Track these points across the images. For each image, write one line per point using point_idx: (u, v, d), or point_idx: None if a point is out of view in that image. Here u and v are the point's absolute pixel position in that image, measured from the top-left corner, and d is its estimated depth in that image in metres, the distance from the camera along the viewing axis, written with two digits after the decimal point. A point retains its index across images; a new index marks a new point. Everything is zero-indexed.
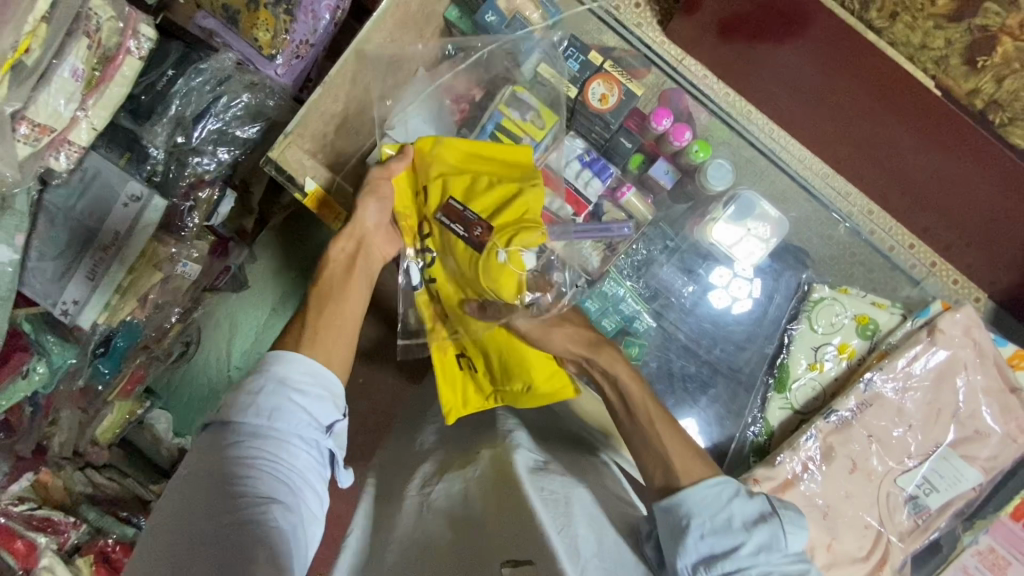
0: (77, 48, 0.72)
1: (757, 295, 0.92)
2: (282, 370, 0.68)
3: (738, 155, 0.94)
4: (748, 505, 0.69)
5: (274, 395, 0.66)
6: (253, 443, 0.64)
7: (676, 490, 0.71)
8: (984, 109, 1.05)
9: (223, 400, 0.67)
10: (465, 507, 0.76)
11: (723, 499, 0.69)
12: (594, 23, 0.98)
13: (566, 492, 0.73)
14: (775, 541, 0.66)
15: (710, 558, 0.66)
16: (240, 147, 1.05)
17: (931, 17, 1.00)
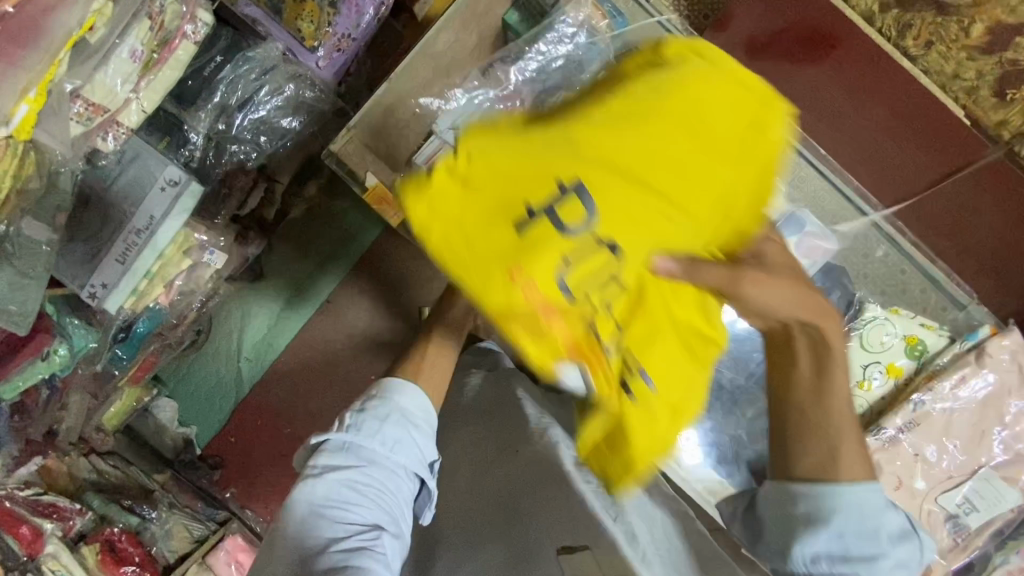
0: (139, 30, 0.72)
1: None
2: (403, 401, 0.71)
3: (793, 173, 0.95)
4: (884, 503, 0.61)
5: (397, 426, 0.69)
6: (367, 470, 0.65)
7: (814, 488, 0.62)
8: (1011, 140, 1.13)
9: (344, 419, 0.69)
10: (503, 505, 0.76)
11: (865, 495, 0.61)
12: (660, 38, 0.96)
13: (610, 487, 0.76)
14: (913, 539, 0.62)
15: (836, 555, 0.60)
16: (281, 135, 1.07)
17: (965, 48, 1.09)
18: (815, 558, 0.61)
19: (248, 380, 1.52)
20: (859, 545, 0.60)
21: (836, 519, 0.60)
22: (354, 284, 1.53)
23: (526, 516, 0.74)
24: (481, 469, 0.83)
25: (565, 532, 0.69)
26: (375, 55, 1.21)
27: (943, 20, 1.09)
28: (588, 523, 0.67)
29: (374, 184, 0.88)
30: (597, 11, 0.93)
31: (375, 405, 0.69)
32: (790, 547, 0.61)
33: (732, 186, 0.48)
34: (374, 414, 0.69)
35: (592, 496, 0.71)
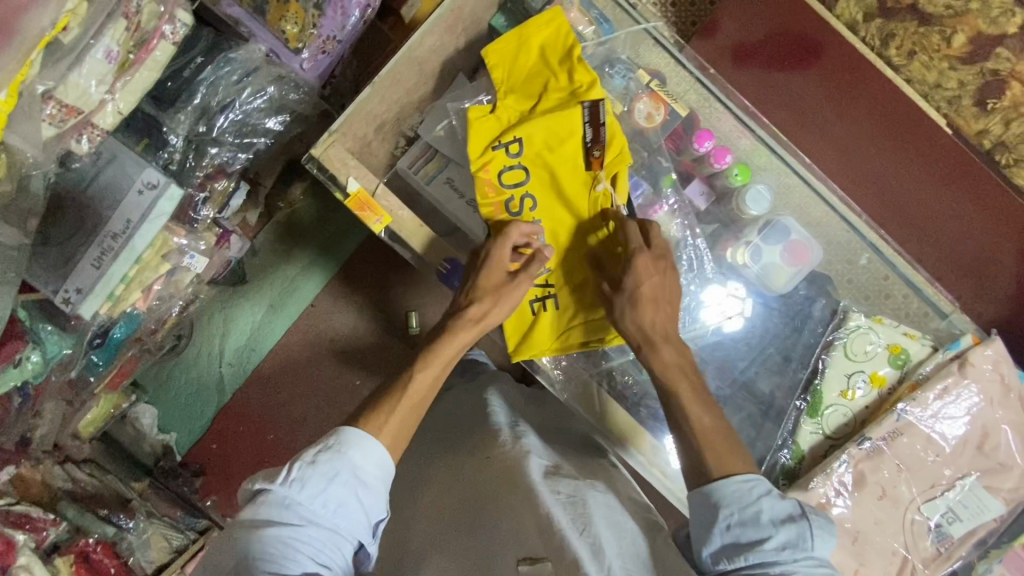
0: (115, 30, 0.70)
1: (760, 316, 0.94)
2: (356, 457, 0.63)
3: (779, 181, 0.95)
4: (777, 502, 0.64)
5: (344, 486, 0.62)
6: (305, 529, 0.60)
7: (704, 484, 0.67)
8: (992, 149, 1.14)
9: (289, 470, 0.61)
10: (477, 512, 0.74)
11: (755, 493, 0.65)
12: (647, 45, 0.96)
13: (582, 493, 0.72)
14: (801, 540, 0.61)
15: (733, 548, 0.63)
16: (263, 137, 1.06)
17: (945, 58, 1.11)
18: (719, 561, 0.64)
19: (230, 386, 1.49)
20: (758, 547, 0.62)
21: (733, 522, 0.64)
22: (337, 289, 1.51)
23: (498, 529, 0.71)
24: (453, 477, 0.81)
25: (535, 539, 0.68)
26: (361, 58, 1.20)
27: (925, 31, 1.12)
28: (554, 535, 0.66)
29: (356, 190, 0.81)
30: (583, 18, 0.93)
31: (323, 460, 0.62)
32: (698, 550, 0.65)
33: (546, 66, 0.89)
34: (322, 474, 0.61)
35: (559, 508, 0.69)
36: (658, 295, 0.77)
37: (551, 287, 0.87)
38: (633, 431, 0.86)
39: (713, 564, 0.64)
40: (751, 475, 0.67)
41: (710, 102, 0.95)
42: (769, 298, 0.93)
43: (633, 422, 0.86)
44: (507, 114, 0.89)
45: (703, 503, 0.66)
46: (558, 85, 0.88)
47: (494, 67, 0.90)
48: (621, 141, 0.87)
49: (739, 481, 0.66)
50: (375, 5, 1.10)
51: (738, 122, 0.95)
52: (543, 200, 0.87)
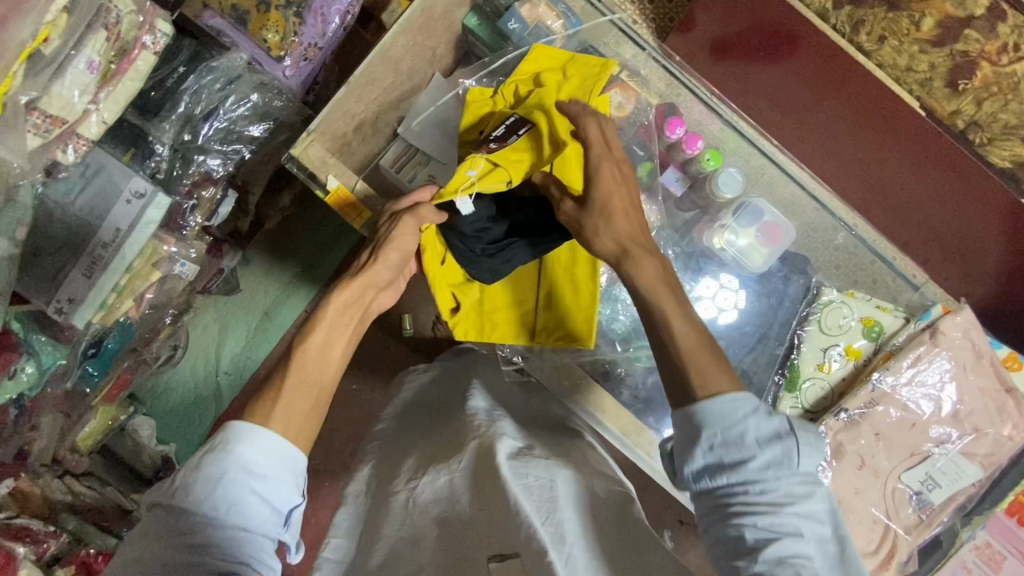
0: (96, 40, 0.72)
1: (743, 306, 0.94)
2: (246, 453, 0.60)
3: (749, 164, 0.97)
4: (764, 420, 0.61)
5: (234, 485, 0.58)
6: (208, 533, 0.57)
7: (691, 400, 0.64)
8: (965, 128, 1.12)
9: (175, 478, 0.59)
10: (454, 500, 0.74)
11: (740, 412, 0.61)
12: (614, 37, 0.97)
13: (551, 475, 0.72)
14: (787, 459, 0.60)
15: (715, 468, 0.61)
16: (248, 144, 1.07)
17: (915, 41, 1.07)
18: (702, 479, 0.62)
19: (227, 394, 1.50)
20: (742, 470, 0.60)
21: (715, 443, 0.61)
22: (326, 292, 1.52)
23: (476, 516, 0.71)
24: (425, 462, 0.80)
25: (498, 533, 0.68)
26: (340, 62, 1.22)
27: (894, 15, 1.06)
28: (520, 523, 0.66)
29: (337, 187, 0.83)
30: (551, 13, 0.95)
31: (213, 465, 0.59)
32: (680, 466, 0.64)
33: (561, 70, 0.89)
34: (208, 478, 0.58)
35: (524, 493, 0.69)
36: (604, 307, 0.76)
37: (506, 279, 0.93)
38: (621, 416, 0.88)
39: (695, 480, 0.63)
40: (736, 392, 0.63)
41: (681, 90, 0.97)
42: (747, 278, 0.94)
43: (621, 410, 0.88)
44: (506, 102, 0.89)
45: (685, 420, 0.64)
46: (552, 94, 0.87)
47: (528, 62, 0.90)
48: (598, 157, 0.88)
49: (723, 400, 0.62)
50: (354, 11, 1.11)
51: (707, 109, 0.97)
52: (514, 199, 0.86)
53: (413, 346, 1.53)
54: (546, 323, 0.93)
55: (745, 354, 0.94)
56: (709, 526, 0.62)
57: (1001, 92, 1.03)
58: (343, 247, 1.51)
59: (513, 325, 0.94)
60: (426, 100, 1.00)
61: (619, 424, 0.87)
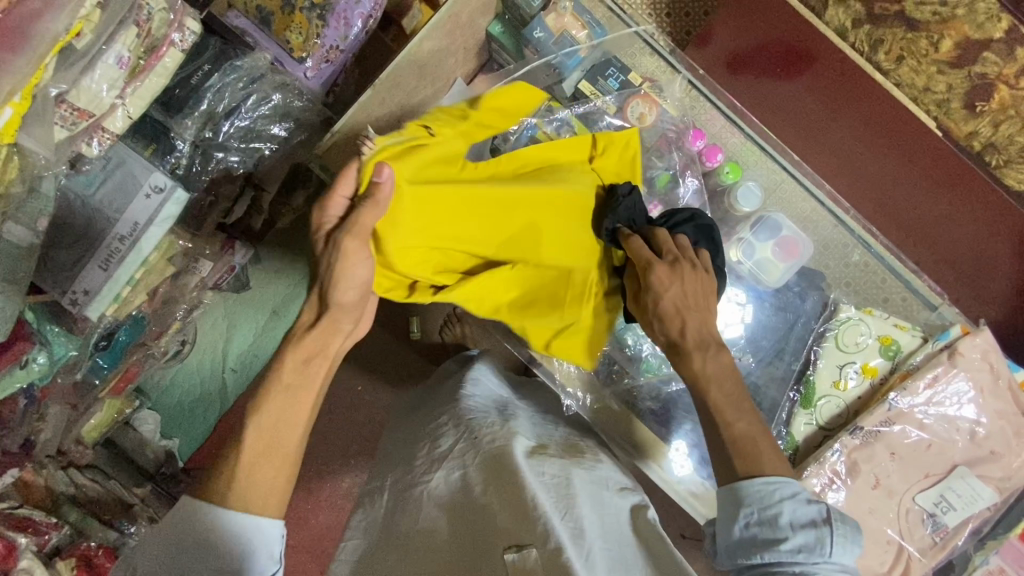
0: (126, 37, 0.73)
1: (750, 321, 0.94)
2: (205, 534, 0.61)
3: (769, 178, 0.97)
4: (802, 506, 0.64)
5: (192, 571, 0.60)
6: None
7: (732, 481, 0.69)
8: (982, 150, 1.16)
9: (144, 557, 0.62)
10: (468, 495, 0.74)
11: (777, 496, 0.65)
12: (637, 48, 0.98)
13: (567, 475, 0.73)
14: (822, 548, 0.61)
15: (749, 550, 0.64)
16: (268, 144, 1.09)
17: (933, 62, 1.12)
18: (738, 557, 0.65)
19: (233, 391, 1.50)
20: (774, 549, 0.62)
21: (752, 521, 0.65)
22: None
23: (490, 509, 0.70)
24: (441, 455, 0.80)
25: (512, 530, 0.66)
26: (361, 64, 1.23)
27: (914, 36, 1.11)
28: (535, 519, 0.66)
29: None
30: (576, 23, 0.96)
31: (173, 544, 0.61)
32: (717, 542, 0.68)
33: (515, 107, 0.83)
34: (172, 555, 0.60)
35: (542, 488, 0.70)
36: (681, 306, 0.75)
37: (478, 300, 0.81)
38: (636, 426, 0.91)
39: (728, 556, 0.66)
40: (778, 477, 0.67)
41: (702, 103, 0.98)
42: (763, 292, 0.94)
43: (641, 425, 0.91)
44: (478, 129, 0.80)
45: (728, 496, 0.68)
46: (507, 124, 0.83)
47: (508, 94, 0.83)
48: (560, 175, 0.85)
49: (762, 482, 0.66)
50: (378, 14, 1.11)
51: (727, 121, 0.98)
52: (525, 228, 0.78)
53: (422, 349, 1.53)
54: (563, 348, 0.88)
55: (758, 367, 0.93)
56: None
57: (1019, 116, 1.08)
58: None
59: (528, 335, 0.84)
60: (446, 103, 1.00)
61: (633, 434, 0.91)
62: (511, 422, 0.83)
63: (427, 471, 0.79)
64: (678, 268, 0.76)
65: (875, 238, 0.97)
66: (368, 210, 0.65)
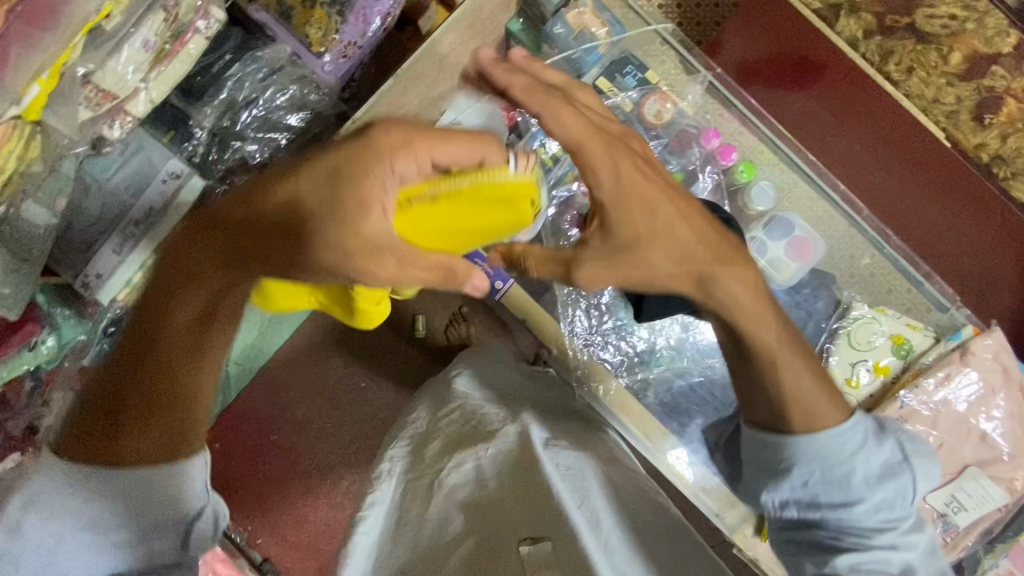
0: (154, 21, 0.74)
1: None
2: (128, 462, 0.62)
3: (782, 180, 0.98)
4: (875, 455, 0.64)
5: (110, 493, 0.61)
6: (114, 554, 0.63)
7: (786, 434, 0.64)
8: (990, 162, 1.18)
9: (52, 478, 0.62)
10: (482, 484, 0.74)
11: (851, 450, 0.63)
12: (658, 46, 0.99)
13: (580, 464, 0.74)
14: (896, 499, 0.63)
15: (809, 505, 0.65)
16: (285, 134, 1.06)
17: (943, 74, 1.16)
18: (789, 510, 0.66)
19: (236, 385, 1.49)
20: (843, 508, 0.63)
21: (812, 479, 0.63)
22: None
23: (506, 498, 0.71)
24: (452, 444, 0.79)
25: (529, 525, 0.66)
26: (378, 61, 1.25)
27: (923, 48, 1.16)
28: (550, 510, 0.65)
29: None
30: (596, 20, 0.96)
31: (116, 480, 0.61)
32: (766, 496, 0.67)
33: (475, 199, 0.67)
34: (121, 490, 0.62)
35: (557, 475, 0.70)
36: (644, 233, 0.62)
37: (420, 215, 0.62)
38: (650, 423, 0.89)
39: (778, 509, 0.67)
40: (848, 421, 0.64)
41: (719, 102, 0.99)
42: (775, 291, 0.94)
43: (654, 421, 0.89)
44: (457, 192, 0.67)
45: (780, 451, 0.65)
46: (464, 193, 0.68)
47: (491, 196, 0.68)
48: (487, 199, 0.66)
49: (826, 436, 0.62)
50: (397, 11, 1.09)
51: (741, 122, 0.99)
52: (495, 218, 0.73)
53: (427, 347, 1.53)
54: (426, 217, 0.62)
55: None
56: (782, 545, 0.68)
57: None
58: None
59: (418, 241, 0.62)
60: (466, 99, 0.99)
61: (645, 429, 0.89)
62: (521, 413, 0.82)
63: (437, 461, 0.78)
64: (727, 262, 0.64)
65: (888, 240, 0.97)
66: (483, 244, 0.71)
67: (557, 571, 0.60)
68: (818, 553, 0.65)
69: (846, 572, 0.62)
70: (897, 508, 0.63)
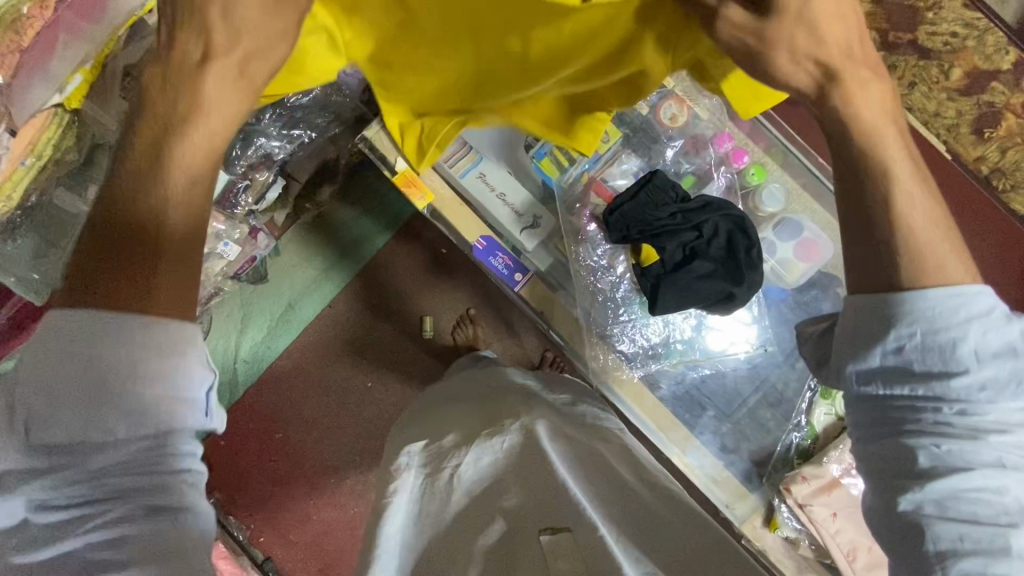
0: None
1: (764, 323, 0.97)
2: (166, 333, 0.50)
3: (793, 185, 1.00)
4: (988, 322, 0.55)
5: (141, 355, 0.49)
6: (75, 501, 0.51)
7: (896, 286, 0.57)
8: (988, 174, 1.23)
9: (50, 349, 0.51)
10: (501, 476, 0.75)
11: (961, 312, 0.55)
12: None
13: (593, 458, 0.76)
14: (1011, 381, 0.54)
15: (893, 377, 0.57)
16: (309, 131, 1.13)
17: (945, 90, 1.19)
18: (872, 383, 0.58)
19: (243, 382, 1.52)
20: (942, 382, 0.55)
21: (913, 344, 0.55)
22: (356, 284, 1.54)
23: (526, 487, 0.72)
24: (468, 437, 0.80)
25: (547, 515, 0.68)
26: None
27: (925, 63, 1.18)
28: (571, 501, 0.67)
29: (405, 169, 0.92)
30: None
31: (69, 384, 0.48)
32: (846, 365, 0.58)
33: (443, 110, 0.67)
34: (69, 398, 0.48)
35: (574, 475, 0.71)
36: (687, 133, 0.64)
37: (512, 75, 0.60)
38: (667, 419, 0.96)
39: (860, 384, 0.58)
40: (971, 288, 0.56)
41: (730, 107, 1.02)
42: (784, 292, 0.98)
43: (673, 417, 0.96)
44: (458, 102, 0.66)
45: (875, 306, 0.57)
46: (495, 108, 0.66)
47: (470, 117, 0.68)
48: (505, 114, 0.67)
49: (941, 293, 0.55)
50: None
51: (753, 127, 1.02)
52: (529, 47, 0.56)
53: (434, 348, 1.55)
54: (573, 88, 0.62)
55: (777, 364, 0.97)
56: (862, 438, 0.60)
57: None
58: (378, 241, 1.52)
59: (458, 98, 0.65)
60: None
61: (663, 425, 0.96)
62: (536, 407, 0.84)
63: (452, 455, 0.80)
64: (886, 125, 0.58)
65: None
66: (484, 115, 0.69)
67: (577, 561, 0.61)
68: (904, 438, 0.57)
69: (940, 495, 0.55)
70: (1009, 389, 0.54)
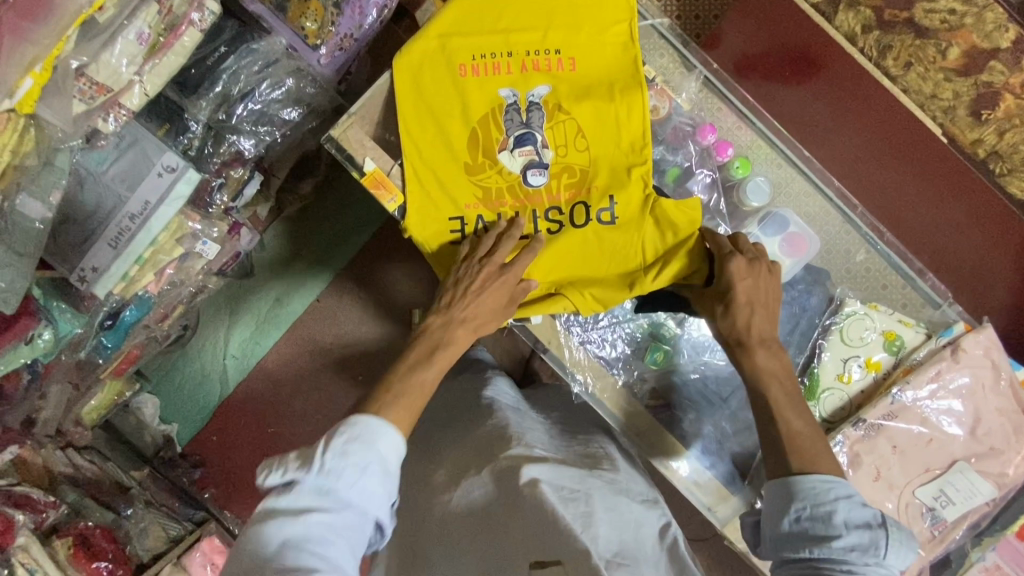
0: (147, 13, 0.74)
1: None
2: (380, 448, 0.64)
3: (777, 175, 0.98)
4: (855, 507, 0.69)
5: (372, 481, 0.62)
6: (274, 534, 0.59)
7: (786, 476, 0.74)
8: (986, 158, 1.21)
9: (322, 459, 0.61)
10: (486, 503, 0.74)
11: (832, 493, 0.70)
12: (654, 41, 0.97)
13: (586, 489, 0.74)
14: (873, 547, 0.67)
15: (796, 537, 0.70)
16: (279, 128, 1.08)
17: (941, 70, 1.18)
18: (782, 548, 0.72)
19: (233, 378, 1.51)
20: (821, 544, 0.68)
21: (804, 515, 0.71)
22: (342, 280, 1.51)
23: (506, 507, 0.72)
24: (459, 473, 0.81)
25: (538, 543, 0.68)
26: (374, 55, 1.23)
27: (921, 43, 1.18)
28: (562, 534, 0.67)
29: (373, 169, 0.87)
30: None
31: None
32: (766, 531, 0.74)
33: (455, 158, 0.88)
34: None
35: (562, 504, 0.71)
36: (753, 298, 0.81)
37: (491, 179, 0.88)
38: (667, 442, 0.92)
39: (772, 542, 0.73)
40: (833, 477, 0.72)
41: (712, 98, 0.98)
42: None
43: (673, 440, 0.92)
44: (458, 158, 0.88)
45: (781, 490, 0.73)
46: (472, 152, 0.88)
47: (445, 160, 0.88)
48: (484, 137, 0.88)
49: (818, 480, 0.71)
50: (393, 6, 1.12)
51: (738, 117, 0.98)
52: (563, 53, 0.89)
53: None
54: (496, 168, 0.88)
55: None
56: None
57: (1021, 125, 1.17)
58: (363, 234, 1.50)
59: (456, 172, 0.88)
60: None
61: (662, 448, 0.92)
62: (524, 435, 0.84)
63: (446, 489, 0.81)
64: (757, 266, 0.82)
65: (881, 237, 0.99)
66: (462, 152, 0.88)
67: None
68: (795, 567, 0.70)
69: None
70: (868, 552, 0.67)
